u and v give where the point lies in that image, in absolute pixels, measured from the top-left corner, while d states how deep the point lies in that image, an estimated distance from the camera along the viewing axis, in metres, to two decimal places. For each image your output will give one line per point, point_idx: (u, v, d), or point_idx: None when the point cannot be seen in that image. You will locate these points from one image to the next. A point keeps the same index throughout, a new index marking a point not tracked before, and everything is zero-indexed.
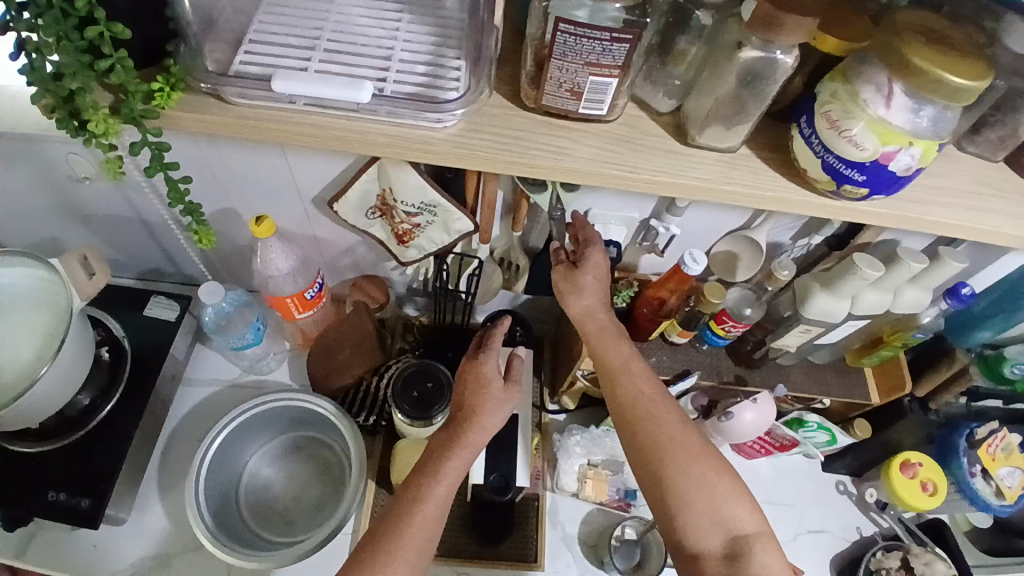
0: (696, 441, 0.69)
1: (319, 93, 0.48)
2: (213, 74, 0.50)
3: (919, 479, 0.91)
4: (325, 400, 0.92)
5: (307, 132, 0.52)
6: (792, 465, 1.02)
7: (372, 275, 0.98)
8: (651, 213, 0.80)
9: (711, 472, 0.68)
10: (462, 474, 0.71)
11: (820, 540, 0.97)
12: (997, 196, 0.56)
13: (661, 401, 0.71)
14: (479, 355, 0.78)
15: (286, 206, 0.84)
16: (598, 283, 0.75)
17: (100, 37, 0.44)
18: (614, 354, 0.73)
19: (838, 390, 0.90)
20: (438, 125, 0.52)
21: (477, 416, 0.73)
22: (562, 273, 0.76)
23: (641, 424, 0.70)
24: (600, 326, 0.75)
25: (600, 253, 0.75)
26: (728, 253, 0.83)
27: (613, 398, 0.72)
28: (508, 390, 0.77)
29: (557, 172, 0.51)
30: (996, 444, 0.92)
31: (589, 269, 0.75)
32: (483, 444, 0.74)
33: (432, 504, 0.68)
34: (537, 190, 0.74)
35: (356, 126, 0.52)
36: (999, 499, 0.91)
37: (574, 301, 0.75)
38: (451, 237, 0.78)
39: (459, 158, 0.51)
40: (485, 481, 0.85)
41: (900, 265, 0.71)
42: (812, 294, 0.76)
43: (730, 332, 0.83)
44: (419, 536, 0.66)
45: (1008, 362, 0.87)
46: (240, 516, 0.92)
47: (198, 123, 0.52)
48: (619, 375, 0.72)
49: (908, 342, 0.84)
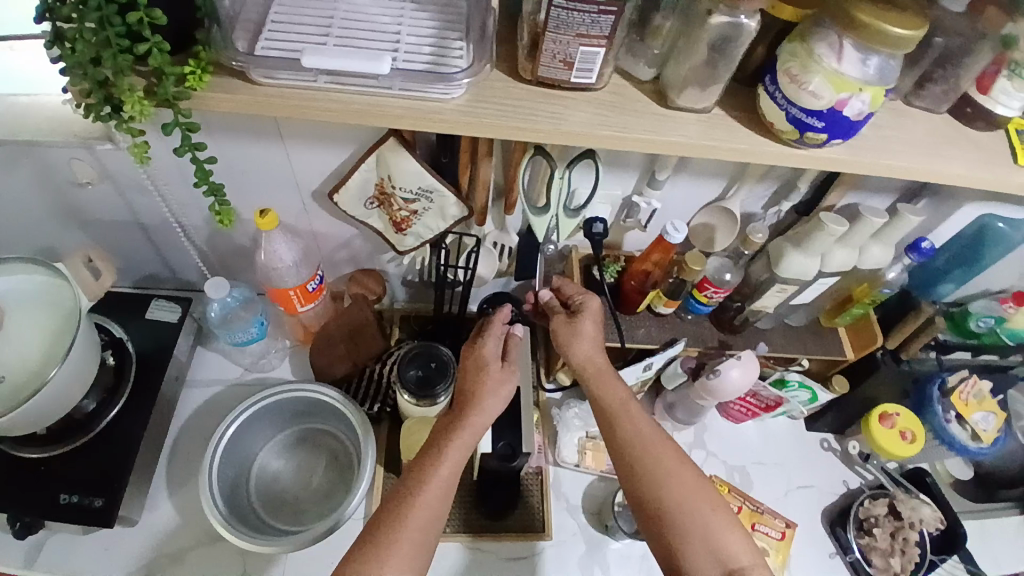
0: (692, 477, 0.71)
1: (341, 66, 0.53)
2: (242, 53, 0.54)
3: (898, 428, 0.97)
4: (330, 388, 0.95)
5: (324, 110, 0.55)
6: (778, 427, 1.08)
7: (369, 268, 1.01)
8: (632, 190, 0.85)
9: (707, 505, 0.69)
10: (465, 456, 0.74)
11: (811, 495, 1.02)
12: (948, 143, 0.63)
13: (658, 439, 0.73)
14: (479, 339, 0.84)
15: (287, 201, 0.87)
16: (596, 329, 0.83)
17: (138, 23, 0.48)
18: (613, 394, 0.77)
19: (815, 348, 0.96)
20: (445, 97, 0.56)
21: (480, 399, 0.77)
22: (562, 320, 0.84)
23: (639, 461, 0.72)
24: (599, 369, 0.80)
25: (594, 302, 0.85)
26: (706, 224, 0.89)
27: (612, 436, 0.75)
28: (505, 371, 0.81)
29: (554, 135, 0.56)
30: (968, 391, 0.99)
31: (586, 316, 0.83)
32: (486, 428, 0.77)
33: (435, 485, 0.71)
34: (537, 214, 0.82)
35: (369, 101, 0.56)
36: (976, 442, 0.99)
37: (577, 345, 0.82)
38: (447, 223, 0.83)
39: (464, 125, 0.55)
40: (494, 449, 0.89)
41: (862, 222, 0.77)
42: (785, 253, 0.81)
43: (712, 298, 0.90)
44: (422, 517, 0.69)
45: (973, 317, 0.98)
46: (251, 505, 0.95)
47: (226, 103, 0.55)
48: (618, 414, 0.76)
49: (877, 298, 0.91)
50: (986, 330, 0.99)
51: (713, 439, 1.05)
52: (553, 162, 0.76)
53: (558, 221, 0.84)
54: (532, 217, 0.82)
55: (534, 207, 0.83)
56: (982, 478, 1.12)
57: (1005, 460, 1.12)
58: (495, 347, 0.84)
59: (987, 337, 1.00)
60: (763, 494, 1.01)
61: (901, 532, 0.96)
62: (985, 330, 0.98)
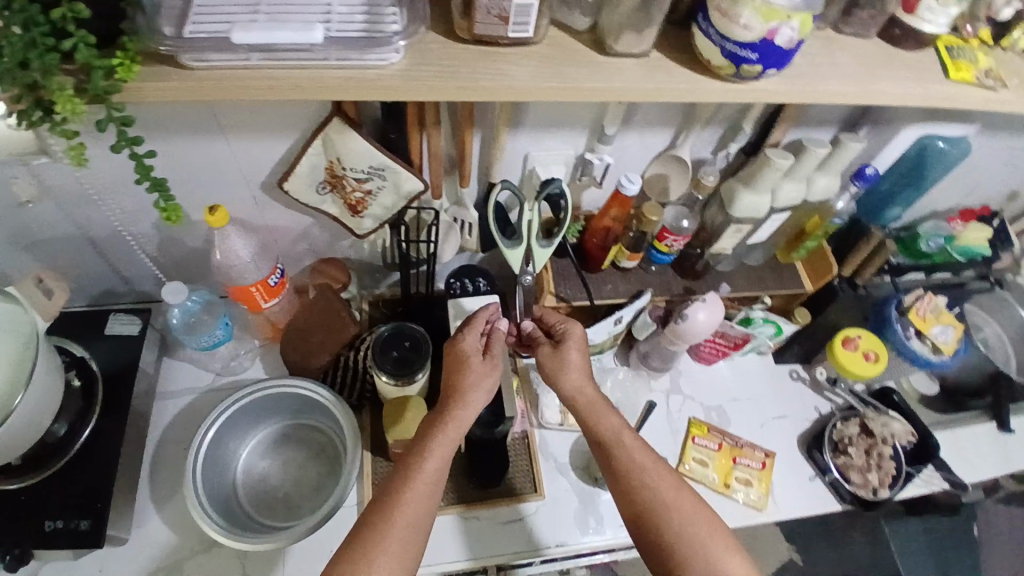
0: (689, 504, 0.69)
1: (275, 39, 0.51)
2: (171, 38, 0.53)
3: (861, 350, 1.01)
4: (322, 387, 0.94)
5: (262, 87, 0.54)
6: (748, 364, 1.11)
7: (330, 257, 1.00)
8: (584, 148, 0.85)
9: (706, 532, 0.68)
10: (450, 450, 0.74)
11: (787, 424, 1.06)
12: (877, 64, 0.65)
13: (654, 467, 0.73)
14: (459, 333, 0.83)
15: (236, 195, 0.86)
16: (583, 359, 0.81)
17: (63, 19, 0.47)
18: (606, 425, 0.76)
19: (775, 285, 1.00)
20: (385, 63, 0.56)
21: (462, 392, 0.77)
22: (547, 352, 0.82)
23: (635, 491, 0.71)
24: (589, 400, 0.78)
25: (578, 328, 0.83)
26: (659, 176, 0.91)
27: (607, 467, 0.74)
28: (487, 364, 0.79)
29: (500, 91, 0.56)
30: (925, 307, 1.03)
31: (571, 344, 0.81)
32: (471, 421, 0.77)
33: (420, 481, 0.70)
34: (510, 246, 0.78)
35: (308, 74, 0.55)
36: (937, 355, 1.03)
37: (564, 377, 0.79)
38: (403, 200, 0.82)
39: (408, 89, 0.55)
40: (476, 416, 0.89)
41: (808, 154, 0.79)
42: (737, 194, 0.83)
43: (672, 247, 0.91)
44: (410, 516, 0.68)
45: (923, 239, 1.05)
46: (242, 507, 0.94)
47: (162, 92, 0.54)
48: (611, 446, 0.75)
49: (828, 229, 0.94)
50: (936, 250, 1.06)
51: (688, 383, 1.08)
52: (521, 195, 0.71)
53: (530, 254, 0.79)
54: (505, 251, 0.79)
55: (506, 242, 0.80)
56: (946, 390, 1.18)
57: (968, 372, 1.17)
58: (476, 341, 0.81)
59: (938, 257, 1.07)
60: (742, 429, 1.05)
61: (875, 448, 1.02)
62: (937, 249, 1.06)
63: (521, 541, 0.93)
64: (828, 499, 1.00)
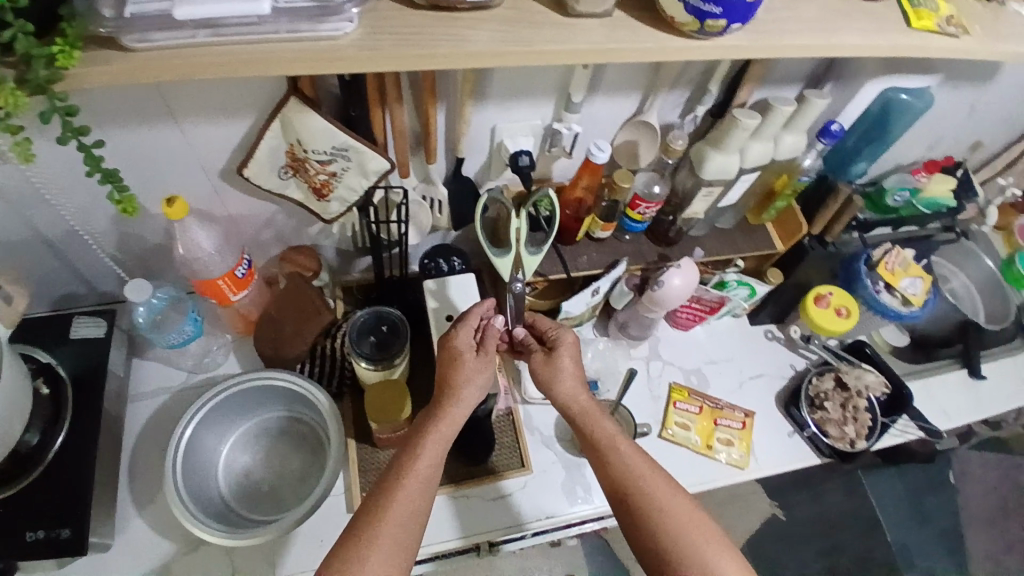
0: (686, 508, 0.68)
1: (221, 11, 0.49)
2: (111, 17, 0.50)
3: (833, 307, 1.03)
4: (322, 393, 0.92)
5: (213, 66, 0.52)
6: (723, 326, 1.13)
7: (299, 245, 0.98)
8: (551, 118, 0.84)
9: (702, 535, 0.66)
10: (443, 448, 0.73)
11: (764, 383, 1.08)
12: (838, 16, 0.65)
13: (650, 471, 0.71)
14: (452, 328, 0.82)
15: (195, 182, 0.83)
16: (576, 366, 0.81)
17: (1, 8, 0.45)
18: (601, 431, 0.76)
19: (747, 246, 1.00)
20: (339, 33, 0.54)
21: (455, 388, 0.77)
22: (541, 359, 0.81)
23: (631, 494, 0.69)
24: (585, 407, 0.78)
25: (569, 335, 0.83)
26: (628, 142, 0.91)
27: (603, 473, 0.73)
28: (482, 361, 0.80)
29: (461, 58, 0.54)
30: (893, 261, 1.03)
31: (564, 351, 0.81)
32: (464, 419, 0.76)
33: (414, 478, 0.68)
34: (498, 255, 0.80)
35: (259, 48, 0.52)
36: (907, 307, 1.03)
37: (559, 384, 0.79)
38: (370, 180, 0.80)
39: (365, 59, 0.53)
40: None
41: (774, 111, 0.79)
42: (706, 156, 0.83)
43: (645, 215, 0.91)
44: (403, 513, 0.66)
45: (889, 193, 1.07)
46: (226, 503, 0.93)
47: (107, 76, 0.51)
48: (606, 452, 0.73)
49: (796, 188, 0.95)
50: (901, 204, 1.08)
51: (666, 349, 1.10)
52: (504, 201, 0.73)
53: (520, 262, 0.81)
54: (494, 259, 0.80)
55: (495, 252, 0.82)
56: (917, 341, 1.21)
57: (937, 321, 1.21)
58: (469, 339, 0.81)
59: (903, 211, 1.09)
60: (721, 390, 1.07)
61: (850, 401, 1.05)
62: (902, 203, 1.07)
63: (511, 516, 0.94)
64: (806, 453, 1.03)
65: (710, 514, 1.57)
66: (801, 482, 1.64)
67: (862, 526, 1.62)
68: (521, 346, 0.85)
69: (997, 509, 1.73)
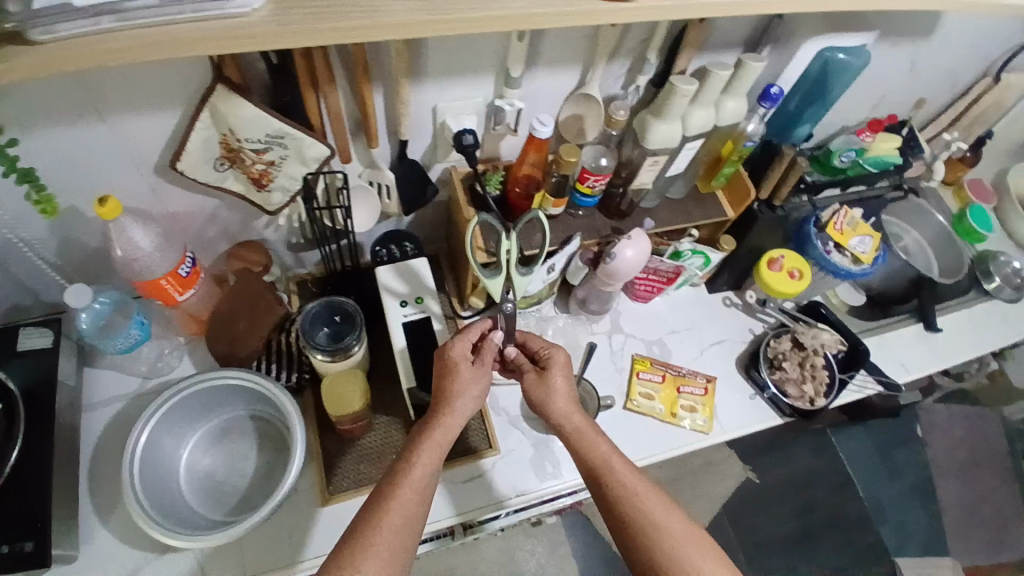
0: (682, 526, 0.68)
1: None
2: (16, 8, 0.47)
3: (786, 269, 1.04)
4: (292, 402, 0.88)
5: (130, 52, 0.50)
6: (682, 297, 1.14)
7: (247, 241, 0.97)
8: (493, 95, 0.83)
9: (699, 553, 0.66)
10: (438, 458, 0.72)
11: (724, 348, 1.10)
12: None
13: (646, 489, 0.70)
14: (448, 340, 0.81)
15: (131, 180, 0.81)
16: (568, 385, 0.81)
17: None
18: (595, 450, 0.75)
19: (699, 215, 1.01)
20: (247, 9, 0.52)
21: (450, 399, 0.76)
22: (533, 378, 0.82)
23: (626, 514, 0.69)
24: (578, 427, 0.78)
25: (561, 354, 0.84)
26: (574, 116, 0.90)
27: (598, 492, 0.72)
28: (478, 369, 0.78)
29: (380, 28, 0.54)
30: (842, 221, 1.06)
31: (556, 370, 0.81)
32: (458, 429, 0.75)
33: (409, 487, 0.68)
34: (491, 275, 0.80)
35: (169, 29, 0.51)
36: (857, 266, 1.05)
37: (552, 403, 0.80)
38: (310, 167, 0.80)
39: (281, 36, 0.52)
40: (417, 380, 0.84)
41: (711, 77, 0.79)
42: (649, 125, 0.83)
43: (594, 188, 0.90)
44: (399, 521, 0.65)
45: (835, 155, 1.08)
46: (190, 506, 0.91)
47: (17, 72, 0.49)
48: (601, 472, 0.73)
49: (742, 153, 0.94)
50: (849, 165, 1.08)
51: (628, 322, 1.11)
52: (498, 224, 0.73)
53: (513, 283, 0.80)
54: (485, 280, 0.81)
55: (487, 272, 0.81)
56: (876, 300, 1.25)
57: (892, 278, 1.23)
58: (465, 348, 0.80)
59: (851, 171, 1.10)
60: (683, 358, 1.08)
61: (808, 360, 1.06)
62: (849, 163, 1.08)
63: (480, 497, 0.94)
64: (768, 414, 1.05)
65: (686, 483, 1.60)
66: (774, 445, 1.68)
67: (836, 484, 1.66)
68: (512, 366, 0.85)
69: (963, 457, 1.79)
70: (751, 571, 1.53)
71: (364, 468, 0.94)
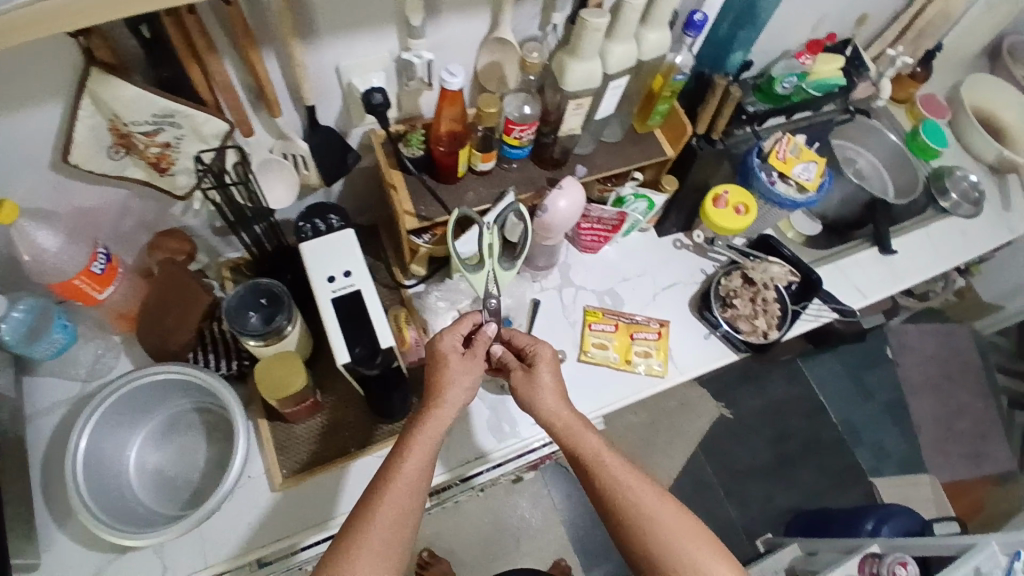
0: (675, 516, 0.68)
1: None
2: None
3: (732, 205, 1.02)
4: (230, 391, 0.86)
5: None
6: (632, 243, 1.11)
7: (168, 229, 0.94)
8: (400, 48, 0.78)
9: (693, 543, 0.66)
10: (432, 449, 0.70)
11: (677, 291, 1.08)
12: None
13: (639, 482, 0.69)
14: (435, 334, 0.79)
15: (23, 179, 0.76)
16: (555, 379, 0.78)
17: None
18: (586, 444, 0.73)
19: (638, 156, 0.97)
20: None
21: (440, 392, 0.74)
22: (521, 374, 0.78)
23: (619, 507, 0.68)
24: (567, 422, 0.75)
25: (547, 348, 0.80)
26: (491, 64, 0.86)
27: (591, 487, 0.71)
28: (468, 361, 0.77)
29: None
30: (784, 149, 1.03)
31: (543, 366, 0.78)
32: (450, 420, 0.73)
33: (401, 480, 0.66)
34: (474, 270, 0.81)
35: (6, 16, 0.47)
36: (803, 194, 1.02)
37: (540, 399, 0.77)
38: (211, 145, 0.77)
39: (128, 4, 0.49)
40: (352, 356, 0.79)
41: (624, 9, 0.74)
42: (566, 67, 0.78)
43: (522, 139, 0.86)
44: (393, 514, 0.64)
45: (777, 82, 1.03)
46: (144, 504, 0.90)
47: None
48: (593, 467, 0.71)
49: (674, 88, 0.90)
50: (792, 91, 1.04)
51: (577, 273, 1.08)
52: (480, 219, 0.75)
53: (496, 274, 0.83)
54: (470, 275, 0.81)
55: (469, 268, 0.82)
56: (838, 228, 1.24)
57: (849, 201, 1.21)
58: (454, 341, 0.78)
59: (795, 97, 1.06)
60: (635, 306, 1.06)
61: (759, 295, 1.04)
62: (792, 89, 1.03)
63: (452, 460, 0.95)
64: (723, 352, 1.04)
65: (662, 426, 1.61)
66: (746, 379, 1.69)
67: (809, 411, 1.67)
68: (499, 364, 0.82)
69: (934, 374, 1.81)
70: (730, 506, 1.55)
71: (317, 447, 0.93)
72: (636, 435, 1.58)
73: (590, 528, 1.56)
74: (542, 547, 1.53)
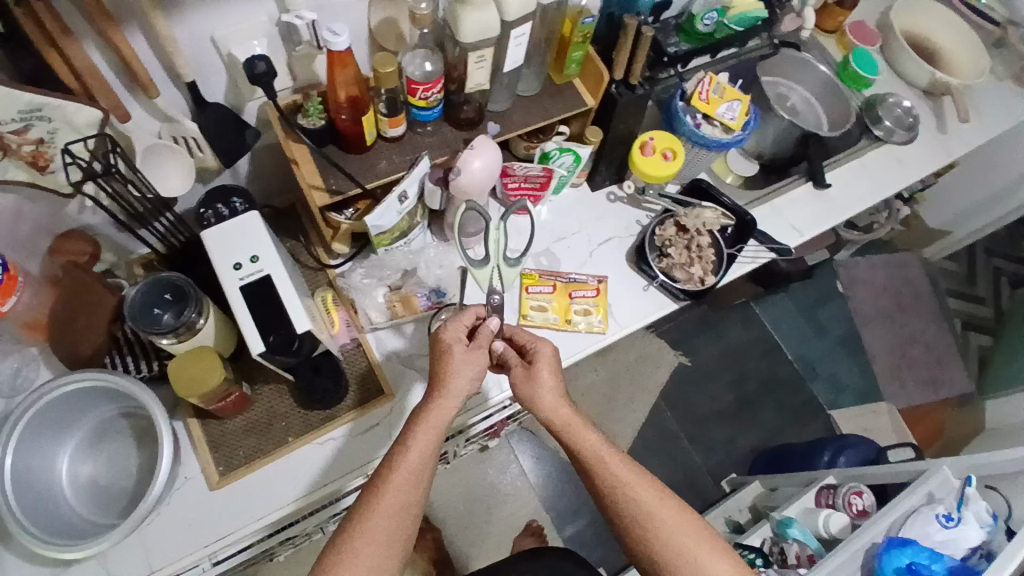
0: (675, 512, 0.67)
1: None
2: None
3: (659, 151, 0.99)
4: (150, 393, 0.82)
5: None
6: (564, 201, 1.08)
7: (67, 231, 0.88)
8: (279, 10, 0.73)
9: (693, 539, 0.65)
10: (434, 445, 0.68)
11: (613, 246, 1.06)
12: None
13: (640, 479, 0.68)
14: (438, 325, 0.75)
15: None
16: (556, 375, 0.75)
17: None
18: (586, 442, 0.71)
19: (556, 109, 0.93)
20: None
21: (442, 382, 0.71)
22: (520, 373, 0.75)
23: (619, 502, 0.67)
24: (567, 418, 0.72)
25: (547, 346, 0.77)
26: (385, 21, 0.81)
27: (591, 481, 0.70)
28: (474, 353, 0.73)
29: None
30: (707, 89, 1.00)
31: (543, 364, 0.75)
32: (454, 411, 0.71)
33: (404, 471, 0.65)
34: (480, 267, 0.89)
35: None
36: (728, 135, 1.00)
37: (541, 395, 0.73)
38: (88, 134, 0.72)
39: None
40: (266, 345, 0.75)
41: None
42: (459, 16, 0.73)
43: (430, 99, 0.81)
44: (394, 504, 0.63)
45: (697, 19, 0.98)
46: (80, 517, 0.87)
47: None
48: (594, 466, 0.69)
49: (584, 32, 0.86)
50: (713, 29, 0.99)
51: (512, 236, 1.05)
52: (487, 214, 0.81)
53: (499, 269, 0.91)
54: (477, 271, 0.89)
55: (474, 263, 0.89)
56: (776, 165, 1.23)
57: (785, 137, 1.18)
58: (458, 333, 0.74)
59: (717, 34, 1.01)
60: (572, 264, 1.04)
61: (693, 242, 1.03)
62: (713, 26, 0.99)
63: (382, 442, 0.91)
64: (662, 302, 1.03)
65: (623, 382, 1.60)
66: (702, 327, 1.69)
67: (767, 352, 1.69)
68: (500, 360, 0.78)
69: (887, 304, 1.83)
70: (695, 453, 1.56)
71: (253, 441, 0.89)
72: (599, 393, 1.58)
73: (561, 487, 1.57)
74: (514, 512, 1.53)
